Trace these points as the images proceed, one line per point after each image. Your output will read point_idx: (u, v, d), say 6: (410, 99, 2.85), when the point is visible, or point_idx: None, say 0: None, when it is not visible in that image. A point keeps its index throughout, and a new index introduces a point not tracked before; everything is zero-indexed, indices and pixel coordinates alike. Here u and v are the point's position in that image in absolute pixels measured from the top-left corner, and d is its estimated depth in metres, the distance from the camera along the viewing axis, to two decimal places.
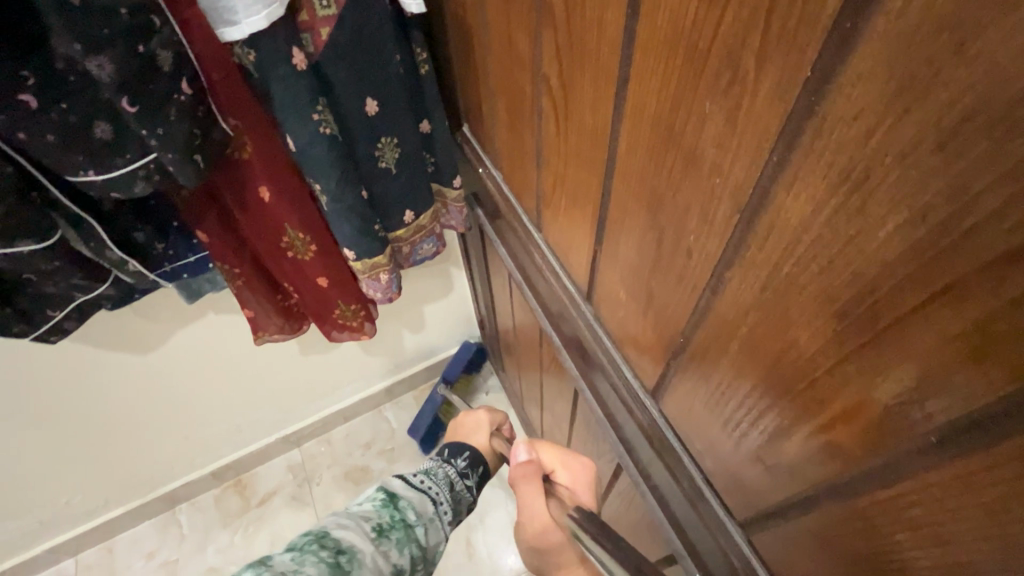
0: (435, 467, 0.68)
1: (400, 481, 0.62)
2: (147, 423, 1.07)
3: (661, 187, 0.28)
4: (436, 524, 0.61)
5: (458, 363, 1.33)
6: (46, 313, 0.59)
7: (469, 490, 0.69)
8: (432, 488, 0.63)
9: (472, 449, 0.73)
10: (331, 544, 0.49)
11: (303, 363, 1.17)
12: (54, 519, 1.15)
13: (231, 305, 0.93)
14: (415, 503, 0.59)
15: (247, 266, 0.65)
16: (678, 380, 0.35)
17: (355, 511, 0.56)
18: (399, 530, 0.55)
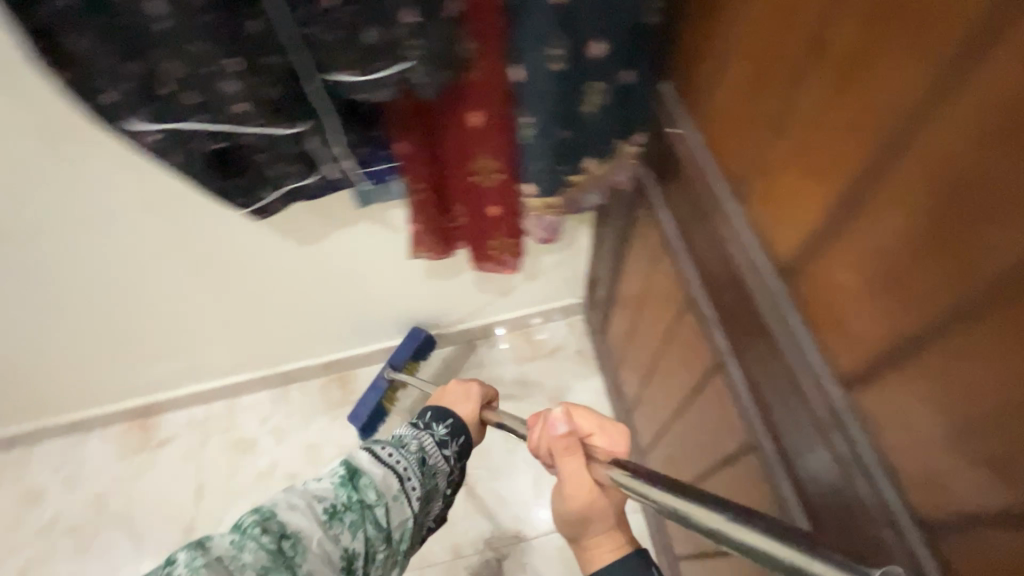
0: (411, 439, 0.77)
1: (366, 458, 0.71)
2: (289, 306, 1.21)
3: (976, 180, 0.31)
4: (399, 502, 0.70)
5: (406, 347, 1.32)
6: (258, 193, 0.68)
7: (444, 459, 0.79)
8: (398, 464, 0.72)
9: (453, 418, 0.83)
10: (275, 529, 0.59)
11: (425, 284, 1.25)
12: (199, 367, 1.35)
13: (384, 217, 1.01)
14: (374, 483, 0.68)
15: (427, 184, 0.70)
16: (905, 374, 0.38)
17: (311, 489, 0.66)
18: (354, 512, 0.65)
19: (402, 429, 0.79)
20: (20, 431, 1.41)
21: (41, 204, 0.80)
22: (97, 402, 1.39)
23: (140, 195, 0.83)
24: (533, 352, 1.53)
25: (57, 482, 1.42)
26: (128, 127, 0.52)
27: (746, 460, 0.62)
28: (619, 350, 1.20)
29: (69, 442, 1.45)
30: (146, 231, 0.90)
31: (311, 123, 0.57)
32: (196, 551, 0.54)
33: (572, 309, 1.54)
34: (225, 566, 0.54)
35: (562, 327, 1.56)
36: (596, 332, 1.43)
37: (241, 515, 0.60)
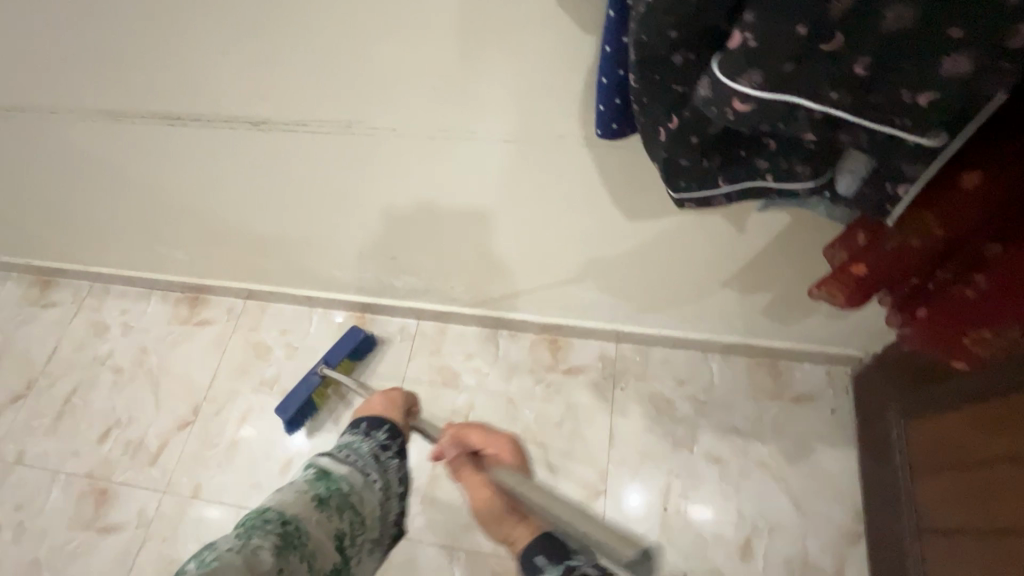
0: (356, 444, 0.81)
1: (323, 457, 0.75)
2: (555, 267, 1.10)
3: None
4: (368, 488, 0.75)
5: (342, 348, 1.38)
6: (718, 181, 0.51)
7: (392, 459, 0.82)
8: (348, 458, 0.77)
9: (391, 424, 0.87)
10: (275, 518, 0.62)
11: (710, 290, 1.07)
12: (434, 291, 1.31)
13: (742, 216, 0.81)
14: (339, 473, 0.73)
15: (958, 234, 0.49)
16: None
17: (290, 484, 0.69)
18: (337, 497, 0.69)
19: (346, 437, 0.83)
20: (264, 289, 1.51)
21: (413, 112, 0.72)
22: (332, 288, 1.44)
23: (513, 127, 0.72)
24: (775, 390, 1.30)
25: (280, 346, 1.51)
26: (719, 78, 0.35)
27: None
28: (943, 454, 0.94)
29: (296, 313, 1.54)
30: (489, 162, 0.80)
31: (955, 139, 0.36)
32: (207, 553, 0.56)
33: (841, 358, 1.27)
34: (238, 551, 0.57)
35: (818, 373, 1.30)
36: (876, 402, 1.16)
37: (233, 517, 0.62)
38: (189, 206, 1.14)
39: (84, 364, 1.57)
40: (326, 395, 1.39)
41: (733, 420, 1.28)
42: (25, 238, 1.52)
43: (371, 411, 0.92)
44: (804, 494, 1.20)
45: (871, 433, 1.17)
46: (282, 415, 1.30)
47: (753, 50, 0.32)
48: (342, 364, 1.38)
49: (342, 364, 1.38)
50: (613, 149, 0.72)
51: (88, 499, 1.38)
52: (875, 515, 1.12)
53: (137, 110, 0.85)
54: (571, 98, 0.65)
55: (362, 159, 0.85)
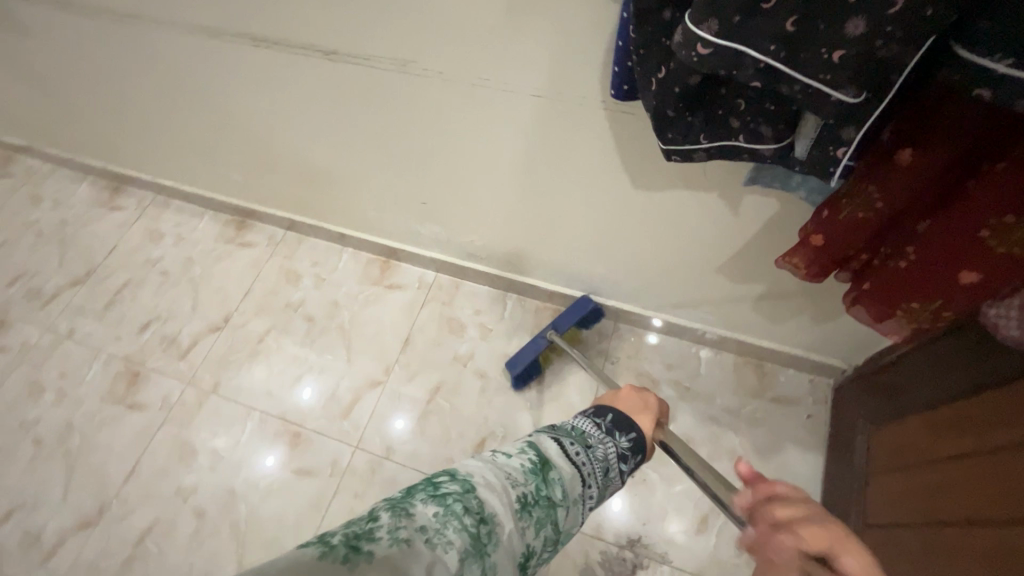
0: (598, 442, 0.75)
1: (567, 466, 0.70)
2: (566, 231, 1.20)
3: None
4: (576, 505, 0.70)
5: (573, 314, 1.34)
6: (698, 137, 0.61)
7: (620, 474, 0.76)
8: (584, 465, 0.71)
9: (636, 434, 0.79)
10: (477, 510, 0.59)
11: (706, 275, 1.15)
12: (456, 244, 1.43)
13: (736, 198, 0.90)
14: (564, 479, 0.68)
15: (897, 208, 0.57)
16: None
17: (504, 467, 0.66)
18: (542, 508, 0.66)
19: (586, 424, 0.77)
20: (306, 222, 1.66)
21: (460, 59, 0.84)
22: (366, 229, 1.57)
23: (542, 84, 0.82)
24: (758, 388, 1.37)
25: (310, 275, 1.66)
26: (687, 24, 0.45)
27: None
28: (897, 455, 1.00)
29: (330, 249, 1.68)
30: (518, 117, 0.91)
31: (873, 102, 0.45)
32: (402, 521, 0.55)
33: (825, 369, 1.33)
34: (432, 544, 0.55)
35: (801, 380, 1.36)
36: (849, 411, 1.22)
37: (441, 477, 0.62)
38: (255, 129, 1.28)
39: (137, 264, 1.74)
40: (552, 353, 1.43)
41: (711, 409, 1.35)
42: (107, 144, 1.70)
43: (613, 404, 0.84)
44: None
45: (839, 438, 1.23)
46: (512, 370, 1.34)
47: (711, 0, 0.42)
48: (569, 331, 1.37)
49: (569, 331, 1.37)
50: (625, 115, 0.82)
51: (123, 378, 1.55)
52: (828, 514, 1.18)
53: (230, 30, 0.99)
54: (593, 62, 0.76)
55: (410, 100, 0.97)
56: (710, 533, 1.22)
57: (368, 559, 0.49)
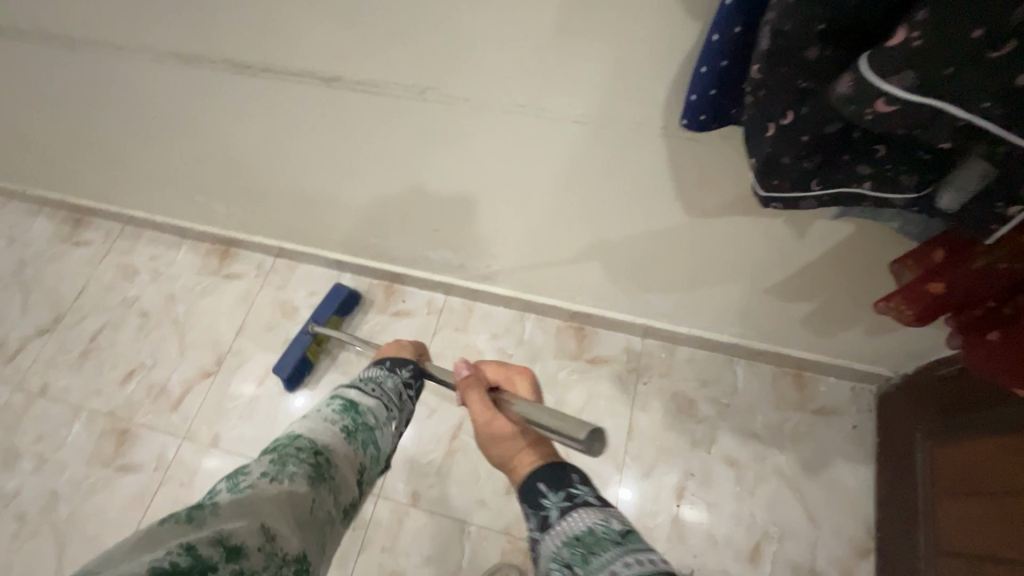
0: (383, 377, 0.82)
1: (370, 399, 0.75)
2: (597, 253, 1.09)
3: None
4: (388, 430, 0.75)
5: (329, 306, 1.42)
6: (811, 184, 0.50)
7: (410, 399, 0.83)
8: (376, 391, 0.78)
9: (413, 364, 0.88)
10: (307, 445, 0.63)
11: (753, 294, 1.06)
12: (470, 266, 1.32)
13: (806, 222, 0.80)
14: (371, 407, 0.74)
15: None
16: None
17: (314, 416, 0.70)
18: (362, 432, 0.70)
19: (371, 371, 0.84)
20: (298, 249, 1.51)
21: (493, 84, 0.71)
22: (366, 254, 1.44)
23: (590, 111, 0.71)
24: (798, 399, 1.30)
25: (307, 307, 1.52)
26: (868, 75, 0.35)
27: None
28: (972, 480, 0.94)
29: (326, 275, 1.55)
30: (556, 145, 0.80)
31: None
32: (239, 478, 0.56)
33: (869, 377, 1.26)
34: (273, 479, 0.57)
35: (843, 389, 1.30)
36: (900, 422, 1.17)
37: (272, 442, 0.63)
38: (238, 158, 1.13)
39: (111, 305, 1.58)
40: (320, 349, 1.44)
41: (753, 427, 1.28)
42: (63, 175, 1.52)
43: (385, 356, 0.90)
44: (819, 504, 1.21)
45: (892, 452, 1.18)
46: (280, 373, 1.35)
47: (916, 50, 0.32)
48: (331, 322, 1.42)
49: (331, 322, 1.42)
50: (689, 142, 0.71)
51: (109, 437, 1.40)
52: (887, 532, 1.13)
53: (205, 53, 0.84)
54: (657, 84, 0.64)
55: (426, 129, 0.85)
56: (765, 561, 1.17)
57: (213, 510, 0.50)
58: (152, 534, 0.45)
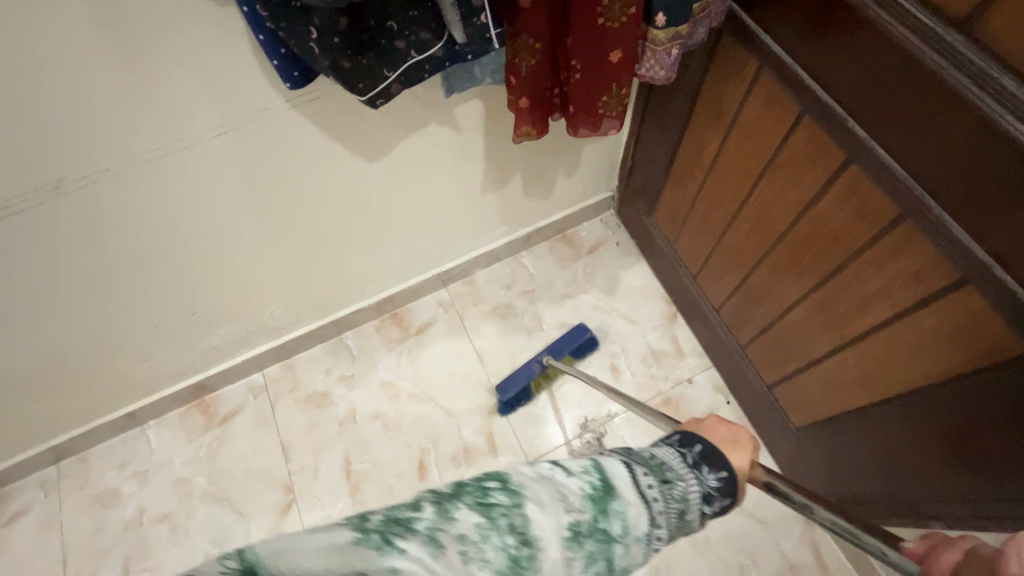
0: (675, 476, 0.53)
1: (641, 510, 0.49)
2: (344, 240, 1.19)
3: None
4: (642, 547, 0.50)
5: (570, 342, 1.36)
6: (382, 72, 0.67)
7: (691, 525, 0.54)
8: (656, 505, 0.50)
9: (729, 474, 0.56)
10: (519, 527, 0.44)
11: (479, 196, 1.26)
12: (257, 328, 1.31)
13: (450, 117, 0.99)
14: (630, 514, 0.48)
15: (545, 43, 0.71)
16: None
17: (558, 487, 0.47)
18: (595, 540, 0.47)
19: (663, 454, 0.55)
20: (72, 436, 1.32)
21: (115, 142, 0.75)
22: (151, 389, 1.33)
23: (219, 119, 0.79)
24: (575, 252, 1.57)
25: (127, 480, 1.35)
26: None
27: (900, 227, 0.68)
28: (679, 219, 1.25)
29: (126, 439, 1.38)
30: (218, 163, 0.86)
31: None
32: (445, 517, 0.43)
33: (603, 206, 1.58)
34: (466, 554, 0.42)
35: (596, 225, 1.59)
36: (634, 219, 1.49)
37: (491, 479, 0.46)
38: None
39: None
40: (544, 383, 1.38)
41: (560, 292, 1.52)
42: None
43: (700, 432, 0.60)
44: (631, 309, 1.49)
45: (644, 242, 1.50)
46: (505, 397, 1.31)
47: None
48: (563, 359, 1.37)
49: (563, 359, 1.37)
50: (315, 101, 0.83)
51: None
52: (674, 294, 1.46)
53: None
54: (249, 69, 0.74)
55: (93, 219, 0.84)
56: (624, 371, 1.42)
57: (401, 563, 0.40)
58: (334, 548, 0.39)
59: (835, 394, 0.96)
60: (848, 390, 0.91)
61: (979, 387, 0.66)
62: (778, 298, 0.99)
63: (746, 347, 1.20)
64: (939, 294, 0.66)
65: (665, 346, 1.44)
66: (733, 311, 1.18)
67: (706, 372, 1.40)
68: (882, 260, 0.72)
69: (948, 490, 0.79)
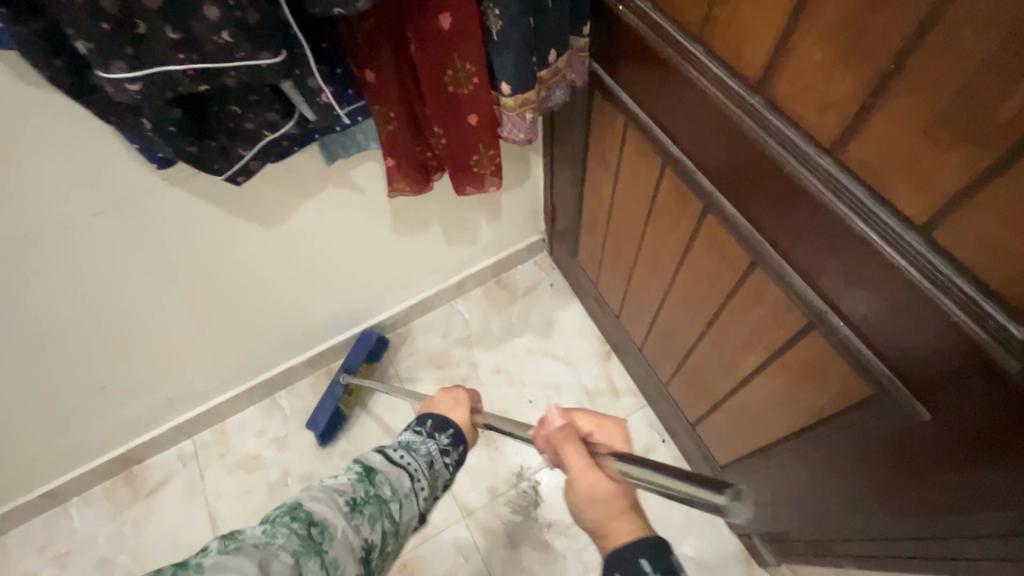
0: (419, 444, 0.74)
1: (399, 475, 0.68)
2: (260, 303, 1.18)
3: (756, 25, 0.51)
4: (412, 500, 0.67)
5: (359, 353, 1.39)
6: (237, 150, 0.68)
7: (449, 467, 0.75)
8: (410, 465, 0.70)
9: (456, 428, 0.80)
10: (303, 516, 0.56)
11: (398, 248, 1.26)
12: (179, 396, 1.28)
13: (347, 180, 1.01)
14: (392, 478, 0.66)
15: (400, 108, 0.73)
16: (847, 150, 0.48)
17: (331, 484, 0.63)
18: (373, 505, 0.63)
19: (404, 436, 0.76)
20: None
21: None
22: (70, 466, 1.28)
23: (92, 202, 0.79)
24: (510, 296, 1.57)
25: (47, 564, 1.29)
26: (108, 77, 0.50)
27: (755, 273, 0.69)
28: (595, 260, 1.26)
29: (47, 520, 1.33)
30: (102, 241, 0.86)
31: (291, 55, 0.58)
32: (230, 539, 0.52)
33: (536, 248, 1.59)
34: (260, 549, 0.51)
35: (530, 267, 1.60)
36: (564, 261, 1.50)
37: (270, 508, 0.58)
38: None
39: None
40: (352, 401, 1.42)
41: (495, 337, 1.51)
42: None
43: (428, 410, 0.83)
44: (566, 351, 1.49)
45: (576, 282, 1.50)
46: (314, 426, 1.33)
47: (93, 48, 0.48)
48: (362, 368, 1.41)
49: (362, 368, 1.41)
50: (194, 176, 0.84)
51: None
52: (607, 334, 1.46)
53: None
54: (116, 154, 0.76)
55: None
56: None
57: (197, 569, 0.47)
58: None
59: (745, 431, 0.94)
60: (752, 428, 0.91)
61: (853, 434, 0.66)
62: (683, 338, 1.00)
63: (671, 386, 1.19)
64: (800, 338, 0.66)
65: (601, 385, 1.43)
66: (654, 350, 1.18)
67: (642, 411, 1.39)
68: (752, 307, 0.73)
69: (868, 527, 0.73)
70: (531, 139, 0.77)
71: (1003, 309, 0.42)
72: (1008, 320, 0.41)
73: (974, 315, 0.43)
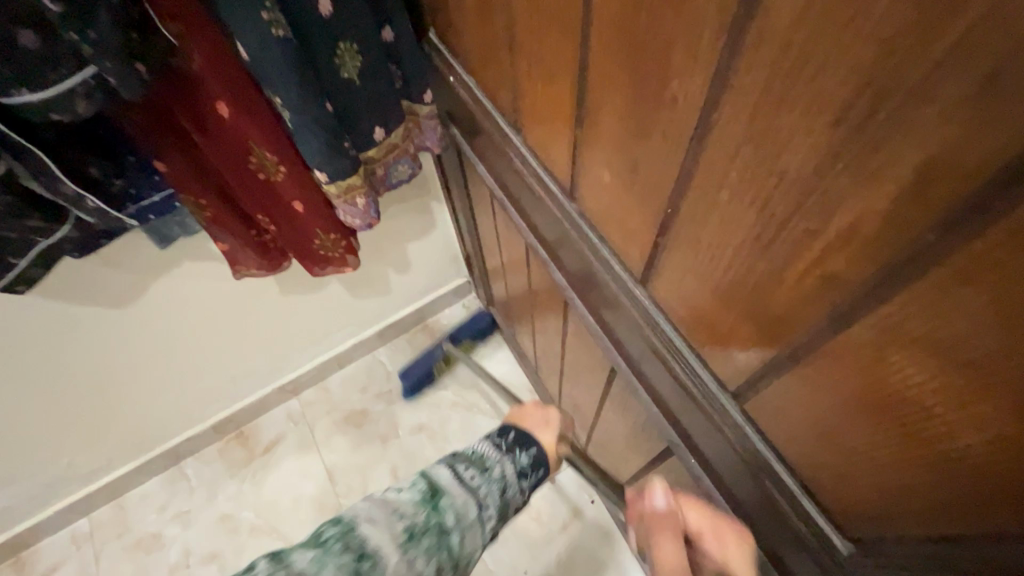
0: (495, 462, 0.53)
1: (467, 499, 0.48)
2: (136, 382, 1.07)
3: (553, 129, 0.42)
4: (477, 532, 0.48)
5: (471, 329, 1.40)
6: (7, 261, 0.56)
7: (526, 494, 0.55)
8: (480, 489, 0.50)
9: (541, 445, 0.58)
10: (356, 545, 0.41)
11: (293, 307, 1.17)
12: (60, 480, 1.17)
13: (206, 251, 0.91)
14: (458, 505, 0.47)
15: (214, 198, 0.64)
16: (656, 288, 0.39)
17: (389, 500, 0.46)
18: (433, 537, 0.45)
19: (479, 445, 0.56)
20: None
21: None
22: None
23: None
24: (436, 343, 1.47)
25: None
26: None
27: (618, 381, 0.60)
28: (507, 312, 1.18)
29: None
30: None
31: (22, 165, 0.48)
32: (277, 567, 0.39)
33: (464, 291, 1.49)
34: None
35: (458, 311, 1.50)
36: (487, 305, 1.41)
37: (319, 523, 0.43)
38: None
39: None
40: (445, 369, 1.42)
41: (418, 391, 1.42)
42: None
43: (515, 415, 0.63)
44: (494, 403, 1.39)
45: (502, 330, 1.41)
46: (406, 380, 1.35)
47: None
48: (465, 343, 1.41)
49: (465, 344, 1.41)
50: None
51: None
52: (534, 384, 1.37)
53: None
54: None
55: None
56: None
57: None
58: None
59: None
60: None
61: None
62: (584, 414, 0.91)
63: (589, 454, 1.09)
64: (665, 459, 0.58)
65: None
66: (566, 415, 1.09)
67: None
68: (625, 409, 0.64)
69: None
70: (372, 222, 0.68)
71: (822, 511, 0.33)
72: (829, 523, 0.33)
73: (794, 507, 0.35)
